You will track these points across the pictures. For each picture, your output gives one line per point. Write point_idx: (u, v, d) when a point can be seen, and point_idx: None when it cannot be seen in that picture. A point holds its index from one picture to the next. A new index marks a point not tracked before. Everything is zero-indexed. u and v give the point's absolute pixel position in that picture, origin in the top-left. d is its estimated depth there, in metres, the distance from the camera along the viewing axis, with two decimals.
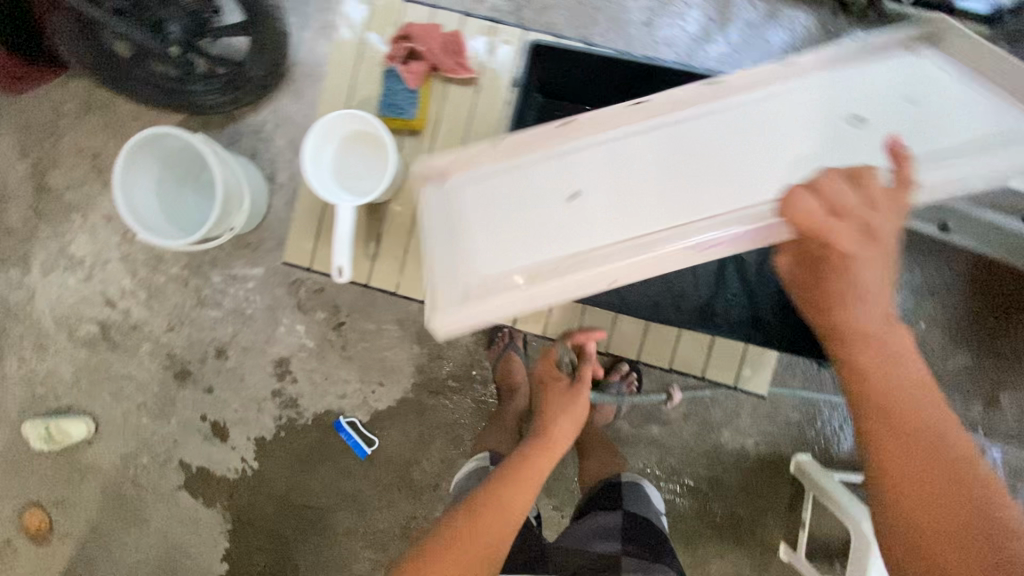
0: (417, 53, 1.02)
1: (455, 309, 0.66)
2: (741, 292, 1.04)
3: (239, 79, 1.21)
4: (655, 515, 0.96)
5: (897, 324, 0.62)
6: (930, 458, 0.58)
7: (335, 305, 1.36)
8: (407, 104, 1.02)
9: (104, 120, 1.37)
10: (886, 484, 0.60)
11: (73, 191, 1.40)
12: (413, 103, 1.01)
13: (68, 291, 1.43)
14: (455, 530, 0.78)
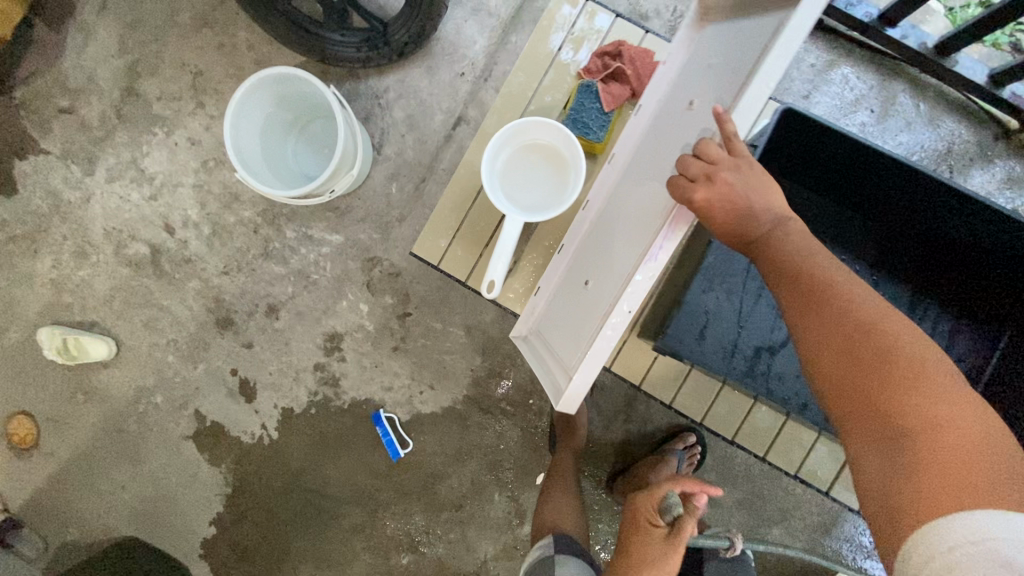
0: (620, 73, 1.07)
1: (560, 347, 0.81)
2: None
3: (377, 39, 1.14)
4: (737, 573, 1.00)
5: (893, 309, 0.60)
6: (930, 431, 0.52)
7: (406, 294, 1.28)
8: (596, 126, 1.05)
9: (218, 40, 1.28)
10: (864, 431, 0.56)
11: (163, 104, 1.30)
12: (603, 126, 1.05)
13: (128, 204, 1.33)
14: None
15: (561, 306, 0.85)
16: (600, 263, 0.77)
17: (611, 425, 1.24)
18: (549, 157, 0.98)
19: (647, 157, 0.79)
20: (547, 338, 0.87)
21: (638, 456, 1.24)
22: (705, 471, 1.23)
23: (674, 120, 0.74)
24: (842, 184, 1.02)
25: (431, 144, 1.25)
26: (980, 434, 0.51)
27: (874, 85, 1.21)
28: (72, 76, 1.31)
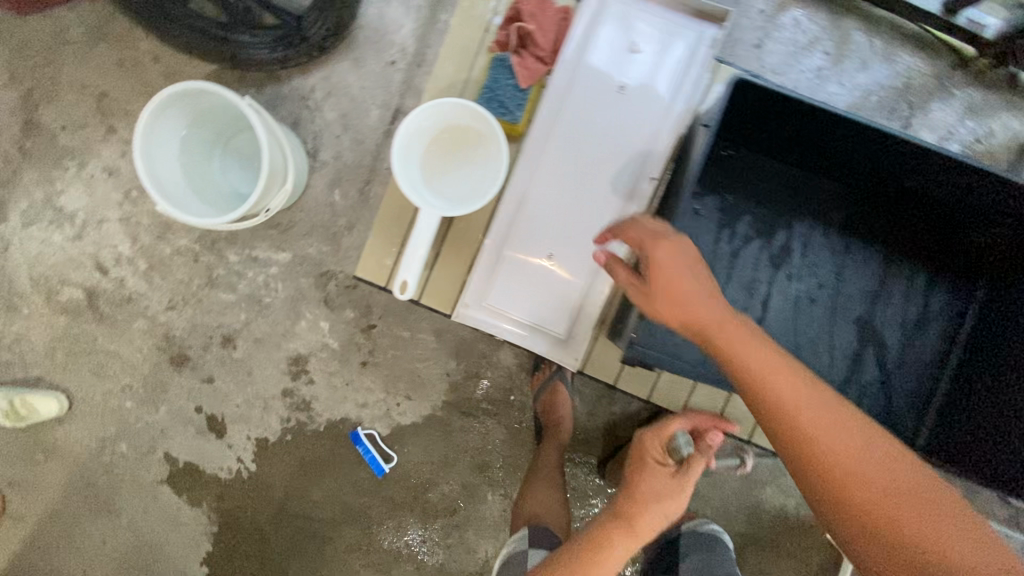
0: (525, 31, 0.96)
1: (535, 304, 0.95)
2: (880, 379, 0.96)
3: (294, 36, 1.04)
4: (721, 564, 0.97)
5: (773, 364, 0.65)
6: (864, 485, 0.60)
7: (367, 306, 1.21)
8: (511, 106, 0.98)
9: (119, 56, 1.16)
10: (827, 508, 0.63)
11: (70, 134, 1.18)
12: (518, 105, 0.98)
13: (51, 248, 1.22)
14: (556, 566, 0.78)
15: (510, 277, 0.96)
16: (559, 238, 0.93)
17: (596, 410, 1.22)
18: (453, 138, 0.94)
19: (575, 131, 0.92)
20: (500, 303, 0.95)
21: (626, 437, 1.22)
22: None
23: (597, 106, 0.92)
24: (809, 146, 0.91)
25: (370, 143, 1.16)
26: (948, 526, 0.57)
27: (824, 26, 1.15)
28: None
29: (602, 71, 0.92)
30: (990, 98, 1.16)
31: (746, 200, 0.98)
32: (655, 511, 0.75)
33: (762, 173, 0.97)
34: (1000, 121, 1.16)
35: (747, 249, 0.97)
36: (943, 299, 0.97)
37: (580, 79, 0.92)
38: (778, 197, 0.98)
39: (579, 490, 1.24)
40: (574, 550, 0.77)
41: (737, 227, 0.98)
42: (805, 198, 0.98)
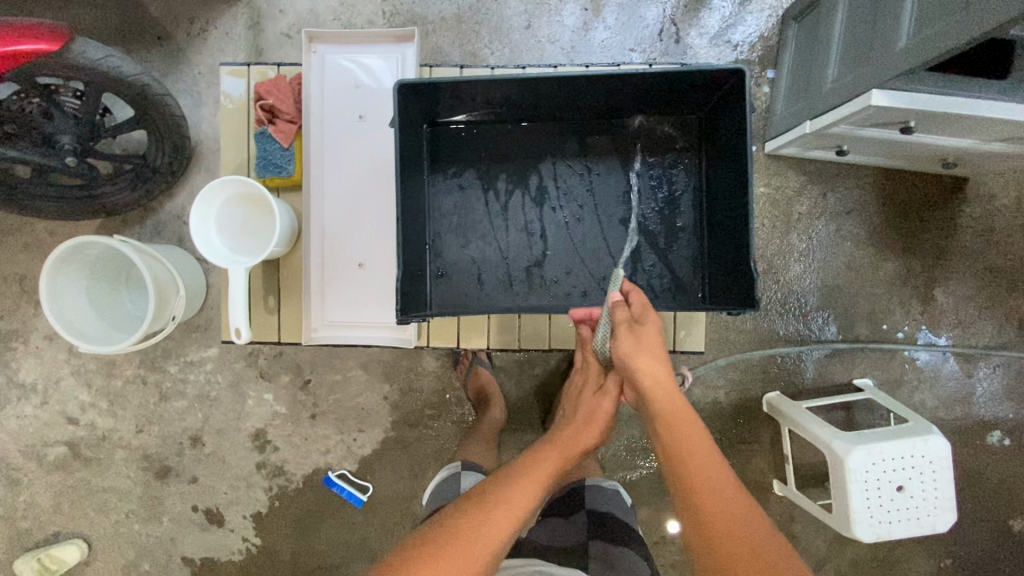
0: (271, 108, 0.90)
1: (369, 307, 0.91)
2: (659, 260, 0.98)
3: (147, 171, 1.20)
4: (621, 507, 0.96)
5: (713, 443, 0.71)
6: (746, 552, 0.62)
7: (297, 366, 1.37)
8: (283, 162, 0.89)
9: (23, 242, 1.34)
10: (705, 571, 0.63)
11: (8, 320, 1.36)
12: (291, 160, 0.89)
13: (27, 419, 1.39)
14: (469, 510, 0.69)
15: (337, 296, 0.90)
16: (356, 242, 0.90)
17: (521, 378, 1.35)
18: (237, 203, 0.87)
19: (335, 141, 0.89)
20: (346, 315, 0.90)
21: (555, 391, 1.34)
22: None
23: (340, 114, 0.89)
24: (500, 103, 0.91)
25: None
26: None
27: None
28: None
29: (338, 85, 0.89)
30: None
31: (488, 163, 0.98)
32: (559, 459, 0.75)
33: (491, 133, 0.98)
34: (760, 6, 1.29)
35: (511, 204, 0.98)
36: (685, 176, 0.98)
37: (315, 99, 0.89)
38: (513, 149, 0.98)
39: None
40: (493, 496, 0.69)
41: (490, 188, 0.98)
42: (537, 138, 0.98)
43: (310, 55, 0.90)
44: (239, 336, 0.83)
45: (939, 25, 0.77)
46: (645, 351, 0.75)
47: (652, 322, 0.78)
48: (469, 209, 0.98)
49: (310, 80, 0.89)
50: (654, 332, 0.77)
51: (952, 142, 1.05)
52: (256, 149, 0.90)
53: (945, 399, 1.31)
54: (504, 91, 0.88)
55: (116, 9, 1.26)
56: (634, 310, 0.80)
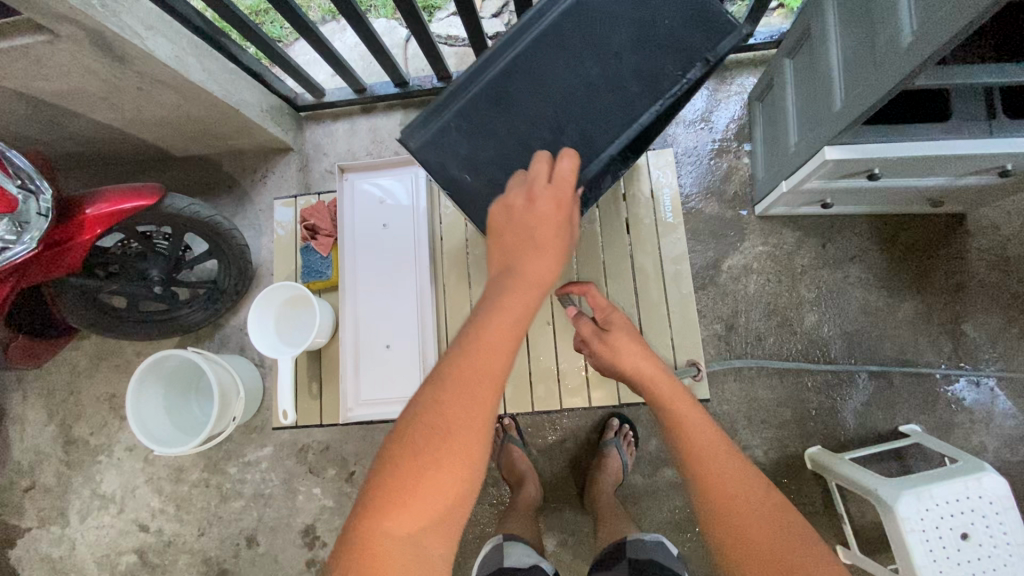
0: (313, 227, 1.11)
1: (397, 387, 1.01)
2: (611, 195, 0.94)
3: (217, 292, 1.43)
4: (664, 553, 0.93)
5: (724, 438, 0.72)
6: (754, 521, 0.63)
7: (343, 459, 1.47)
8: (322, 268, 1.08)
9: (114, 364, 1.55)
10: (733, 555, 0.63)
11: (96, 435, 1.54)
12: (328, 265, 1.09)
13: (104, 529, 1.51)
14: (406, 467, 0.57)
15: (368, 376, 1.02)
16: (385, 327, 1.03)
17: (554, 454, 1.37)
18: (285, 314, 1.05)
19: (368, 247, 1.05)
20: (378, 392, 1.01)
21: (588, 463, 1.35)
22: (647, 440, 1.34)
23: (372, 229, 1.06)
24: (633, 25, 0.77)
25: None
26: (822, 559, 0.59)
27: None
28: (22, 458, 1.54)
29: (364, 202, 1.07)
30: (708, 84, 1.46)
31: (545, 102, 0.79)
32: (491, 398, 0.60)
33: (553, 47, 0.79)
34: (727, 94, 1.45)
35: (563, 73, 0.79)
36: None
37: (353, 218, 1.07)
38: (589, 81, 0.78)
39: (576, 531, 1.33)
40: (431, 432, 0.58)
41: (557, 73, 0.79)
42: (611, 43, 0.78)
43: (342, 181, 1.08)
44: (285, 418, 0.96)
45: (861, 86, 0.89)
46: (623, 353, 0.85)
47: (616, 327, 0.88)
48: (507, 147, 0.79)
49: (345, 205, 1.07)
50: (624, 332, 0.87)
51: (928, 182, 1.11)
52: (301, 261, 1.10)
53: (1006, 439, 1.25)
54: (635, 28, 0.77)
55: (196, 169, 1.58)
56: (598, 318, 0.91)
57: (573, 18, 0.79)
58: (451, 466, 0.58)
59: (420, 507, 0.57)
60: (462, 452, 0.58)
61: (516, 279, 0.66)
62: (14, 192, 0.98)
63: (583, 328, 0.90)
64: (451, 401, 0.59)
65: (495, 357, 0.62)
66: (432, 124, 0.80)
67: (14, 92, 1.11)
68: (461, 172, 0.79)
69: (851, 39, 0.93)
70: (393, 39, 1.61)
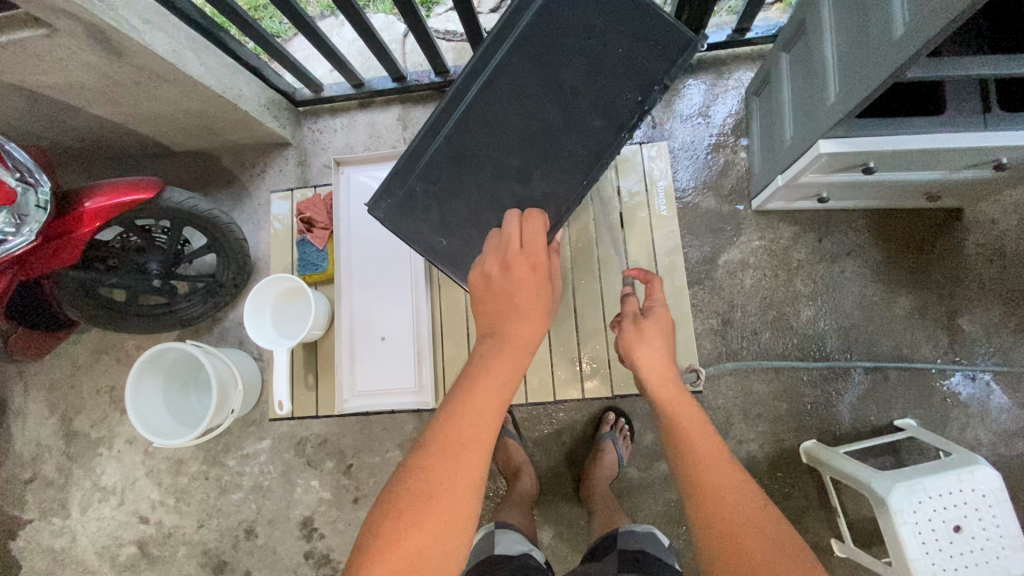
0: (309, 220, 1.11)
1: (392, 384, 1.02)
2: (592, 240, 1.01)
3: (216, 286, 1.44)
4: (656, 545, 0.93)
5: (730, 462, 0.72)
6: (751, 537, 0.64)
7: (341, 451, 1.48)
8: (318, 260, 1.09)
9: (114, 358, 1.57)
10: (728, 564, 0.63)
11: (96, 428, 1.55)
12: (324, 257, 1.09)
13: (105, 520, 1.53)
14: (391, 527, 0.60)
15: (364, 369, 1.02)
16: (381, 321, 1.04)
17: (550, 448, 1.37)
18: (281, 306, 1.05)
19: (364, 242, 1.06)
20: (375, 385, 1.02)
21: (584, 457, 1.36)
22: (643, 434, 1.35)
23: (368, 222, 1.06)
24: (583, 59, 0.81)
25: None
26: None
27: None
28: (24, 450, 1.55)
29: (361, 195, 1.08)
30: (706, 79, 1.46)
31: (505, 149, 0.84)
32: (476, 461, 0.63)
33: (505, 92, 0.83)
34: (724, 89, 1.45)
35: (520, 118, 0.83)
36: None
37: (349, 212, 1.07)
38: (548, 121, 0.83)
39: (572, 524, 1.34)
40: (416, 493, 0.61)
41: (514, 120, 0.83)
42: (566, 82, 0.82)
43: (338, 175, 1.09)
44: (280, 408, 0.96)
45: (855, 78, 0.89)
46: (647, 344, 0.83)
47: (657, 316, 0.85)
48: (477, 203, 0.85)
49: (341, 201, 1.08)
50: (660, 328, 0.84)
51: (923, 176, 1.11)
52: (297, 253, 1.11)
53: (1002, 434, 1.25)
54: (584, 62, 0.81)
55: (196, 163, 1.59)
56: (643, 305, 0.88)
57: (519, 61, 0.82)
58: (435, 526, 0.60)
59: (406, 571, 0.58)
60: (448, 518, 0.60)
61: (501, 346, 0.69)
62: (12, 185, 0.99)
63: (627, 306, 0.89)
64: (435, 465, 0.62)
65: (482, 422, 0.65)
66: (403, 197, 0.86)
67: (13, 86, 1.12)
68: (437, 237, 0.86)
69: (845, 31, 0.93)
70: (391, 35, 1.61)
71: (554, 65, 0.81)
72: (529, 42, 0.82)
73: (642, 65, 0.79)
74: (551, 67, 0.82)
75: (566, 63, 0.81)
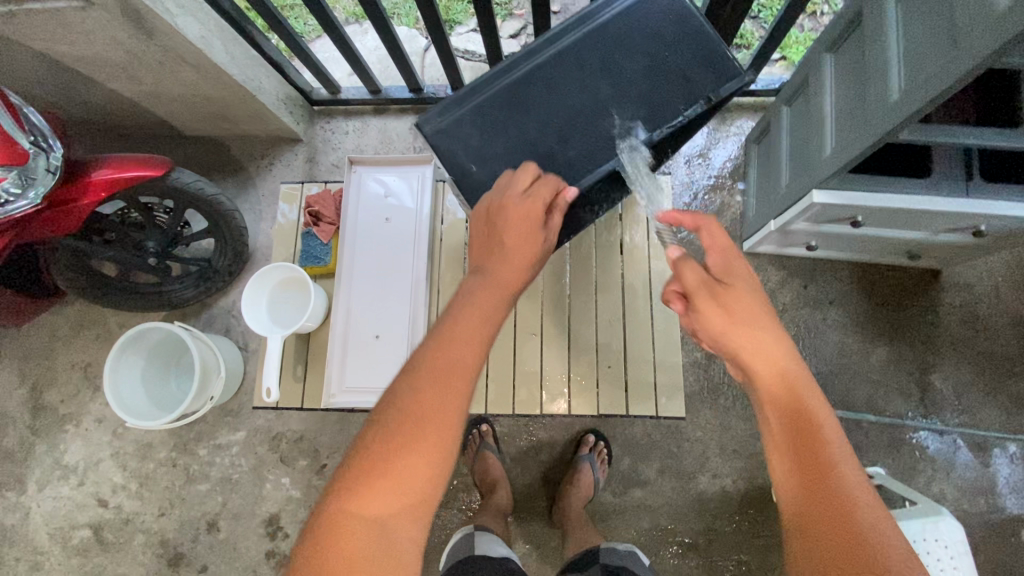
0: (316, 214, 1.13)
1: (382, 380, 1.03)
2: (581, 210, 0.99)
3: (210, 271, 1.44)
4: (635, 561, 0.95)
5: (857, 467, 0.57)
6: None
7: (316, 450, 1.46)
8: (321, 254, 1.10)
9: (94, 333, 1.54)
10: None
11: (66, 404, 1.52)
12: (328, 252, 1.11)
13: (61, 500, 1.48)
14: (377, 445, 0.59)
15: (355, 365, 1.03)
16: (378, 318, 1.05)
17: (527, 464, 1.38)
18: (279, 288, 1.06)
19: (370, 240, 1.07)
20: (363, 381, 1.02)
21: (560, 477, 1.36)
22: (620, 459, 1.36)
23: (375, 222, 1.09)
24: (647, 59, 0.86)
25: None
26: None
27: None
28: None
29: (369, 194, 1.10)
30: (709, 123, 1.53)
31: (553, 110, 0.87)
32: (462, 384, 0.63)
33: (569, 64, 0.87)
34: (725, 135, 1.52)
35: (575, 90, 0.87)
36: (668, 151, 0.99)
37: (358, 209, 1.09)
38: (600, 100, 0.87)
39: (542, 543, 1.33)
40: (403, 415, 0.60)
41: (569, 89, 0.87)
42: (626, 74, 0.86)
43: (350, 170, 1.11)
44: (268, 396, 0.96)
45: (851, 135, 0.95)
46: (733, 320, 0.65)
47: (736, 284, 0.67)
48: (514, 145, 0.86)
49: (349, 198, 1.09)
50: (742, 296, 0.67)
51: (907, 236, 1.17)
52: (301, 245, 1.12)
53: (965, 490, 1.29)
54: (647, 60, 0.86)
55: (205, 149, 1.60)
56: (714, 266, 0.69)
57: (593, 40, 0.87)
58: (422, 443, 0.59)
59: (395, 492, 0.57)
60: (435, 439, 0.59)
61: (489, 285, 0.72)
62: (26, 146, 1.00)
63: (688, 272, 0.68)
64: (426, 386, 0.61)
65: (465, 349, 0.65)
66: (450, 120, 0.87)
67: (40, 53, 1.14)
68: (469, 163, 0.86)
69: (847, 91, 0.99)
70: (413, 47, 1.66)
71: (619, 55, 0.87)
72: (604, 30, 0.87)
73: (699, 77, 0.85)
74: (618, 53, 0.87)
75: (633, 56, 0.86)
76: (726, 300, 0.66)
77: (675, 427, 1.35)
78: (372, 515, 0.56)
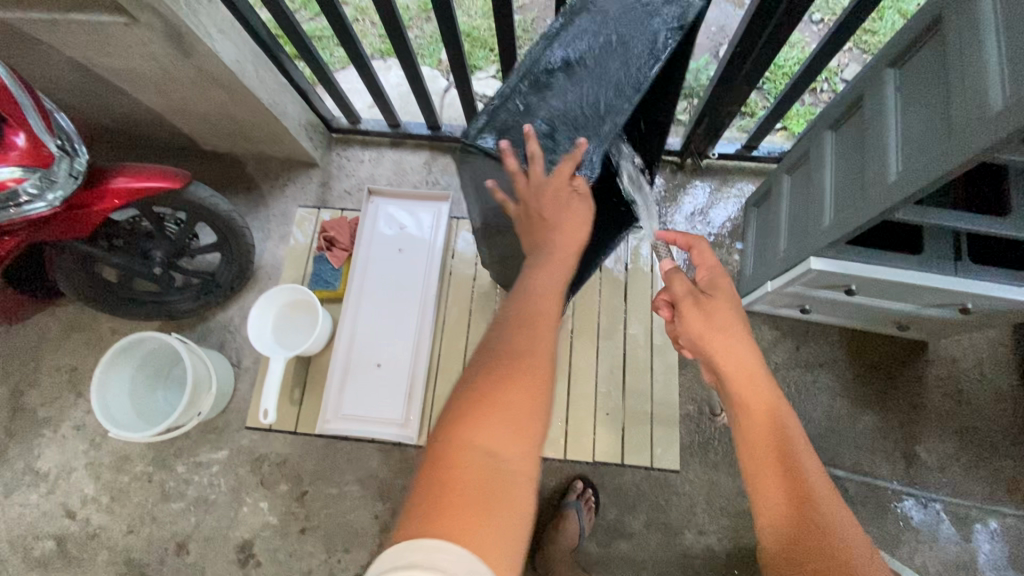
0: (331, 239, 1.15)
1: (381, 409, 1.03)
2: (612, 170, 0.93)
3: (212, 285, 1.45)
4: None
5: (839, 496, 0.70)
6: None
7: (298, 475, 1.42)
8: (331, 279, 1.12)
9: (85, 337, 1.52)
10: None
11: (45, 408, 1.48)
12: (338, 277, 1.12)
13: (26, 509, 1.42)
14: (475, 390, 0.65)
15: (356, 392, 1.03)
16: (383, 347, 1.06)
17: None
18: (291, 308, 1.07)
19: (379, 272, 1.10)
20: (362, 409, 1.02)
21: (546, 521, 1.34)
22: (607, 508, 1.34)
23: (387, 253, 1.11)
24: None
25: None
26: None
27: None
28: None
29: (383, 225, 1.13)
30: (711, 183, 1.59)
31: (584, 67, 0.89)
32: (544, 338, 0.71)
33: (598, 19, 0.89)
34: (726, 196, 1.58)
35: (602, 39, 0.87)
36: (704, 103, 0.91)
37: (371, 239, 1.12)
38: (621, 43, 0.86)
39: None
40: (500, 360, 0.67)
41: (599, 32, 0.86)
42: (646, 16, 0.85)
43: (366, 200, 1.14)
44: (265, 418, 0.95)
45: (849, 210, 1.00)
46: (712, 329, 0.82)
47: (720, 297, 0.86)
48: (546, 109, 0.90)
49: (363, 228, 1.12)
50: (725, 307, 0.84)
51: (899, 307, 1.21)
52: (312, 268, 1.14)
53: (947, 565, 1.30)
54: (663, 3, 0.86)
55: (221, 165, 1.63)
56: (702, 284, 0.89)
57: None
58: (516, 385, 0.65)
59: (500, 432, 0.61)
60: (528, 383, 0.66)
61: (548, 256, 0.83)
62: (52, 149, 1.01)
63: (677, 287, 0.88)
64: (506, 341, 0.70)
65: (539, 322, 0.74)
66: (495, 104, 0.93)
67: (76, 61, 1.18)
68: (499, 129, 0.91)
69: (847, 166, 1.05)
70: (434, 87, 1.73)
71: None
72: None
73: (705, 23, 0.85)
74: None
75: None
76: (712, 309, 0.84)
77: (664, 479, 1.34)
78: (486, 445, 0.59)
